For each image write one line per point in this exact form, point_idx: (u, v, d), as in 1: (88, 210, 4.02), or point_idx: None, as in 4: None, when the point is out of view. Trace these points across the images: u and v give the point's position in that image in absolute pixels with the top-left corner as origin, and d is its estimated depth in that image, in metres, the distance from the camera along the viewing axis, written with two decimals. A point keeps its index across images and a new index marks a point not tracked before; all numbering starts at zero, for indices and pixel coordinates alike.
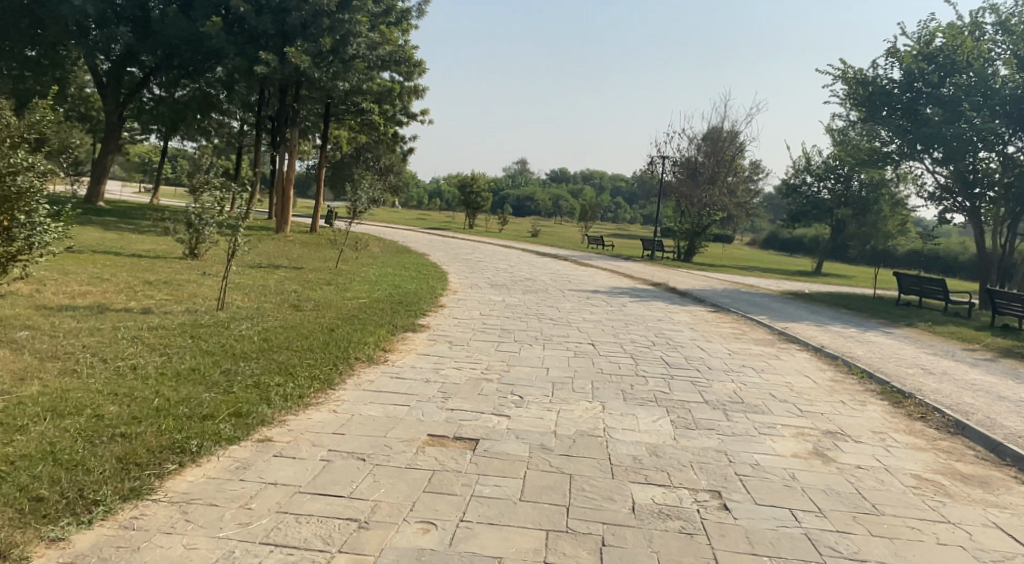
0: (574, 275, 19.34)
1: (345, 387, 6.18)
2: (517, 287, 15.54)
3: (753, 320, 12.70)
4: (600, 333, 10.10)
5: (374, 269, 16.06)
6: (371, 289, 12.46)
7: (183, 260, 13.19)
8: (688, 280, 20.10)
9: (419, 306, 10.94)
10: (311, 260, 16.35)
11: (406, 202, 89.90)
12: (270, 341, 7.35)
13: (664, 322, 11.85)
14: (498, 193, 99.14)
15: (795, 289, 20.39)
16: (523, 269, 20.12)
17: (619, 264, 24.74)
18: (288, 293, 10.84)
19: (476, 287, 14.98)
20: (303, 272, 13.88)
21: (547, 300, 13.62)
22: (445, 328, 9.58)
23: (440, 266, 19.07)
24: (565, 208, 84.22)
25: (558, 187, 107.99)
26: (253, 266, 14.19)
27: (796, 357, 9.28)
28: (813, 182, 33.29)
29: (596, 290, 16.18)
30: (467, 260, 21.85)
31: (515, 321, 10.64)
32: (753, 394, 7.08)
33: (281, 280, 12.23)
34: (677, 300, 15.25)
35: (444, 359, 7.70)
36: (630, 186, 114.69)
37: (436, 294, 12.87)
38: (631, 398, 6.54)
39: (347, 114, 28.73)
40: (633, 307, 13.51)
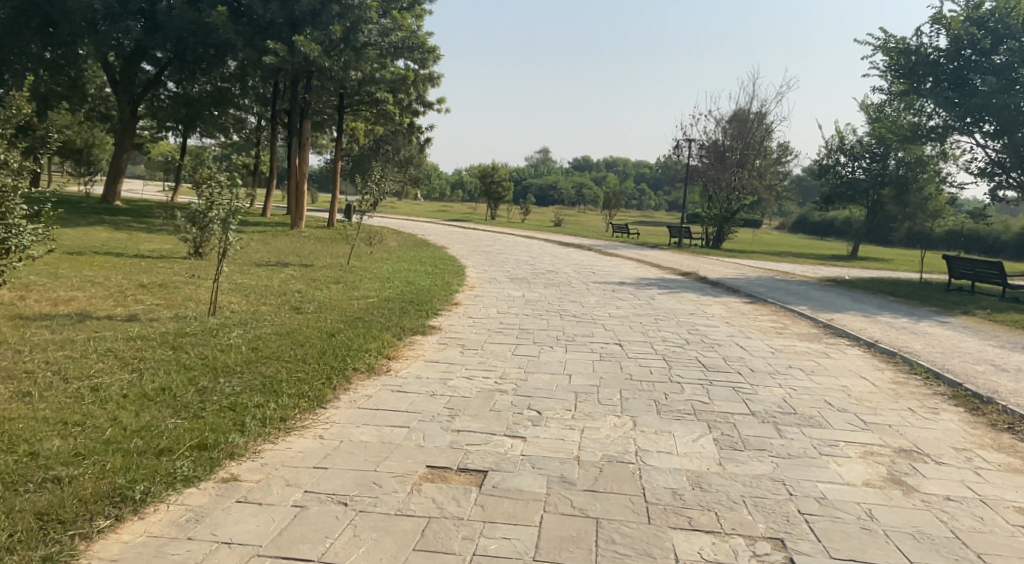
0: (598, 266, 18.47)
1: (337, 405, 5.42)
2: (537, 280, 14.72)
3: (793, 312, 11.73)
4: (627, 331, 9.24)
5: (388, 265, 15.35)
6: (382, 288, 11.75)
7: (187, 260, 12.60)
8: (719, 268, 19.11)
9: (430, 306, 10.18)
10: (323, 257, 15.68)
11: (428, 194, 89.28)
12: (260, 351, 6.62)
13: (697, 315, 10.94)
14: (520, 183, 98.13)
15: (833, 275, 19.26)
16: (545, 260, 19.31)
17: (645, 252, 23.77)
18: (291, 294, 10.14)
19: (494, 282, 14.18)
20: (310, 270, 13.22)
21: (570, 294, 12.77)
22: (457, 329, 8.80)
23: (457, 260, 18.30)
24: (588, 196, 82.98)
25: (581, 175, 106.65)
26: (260, 265, 13.55)
27: (847, 354, 8.33)
28: (847, 162, 31.92)
29: (622, 281, 15.29)
30: (487, 252, 21.08)
31: (534, 319, 9.82)
32: (807, 403, 6.17)
33: (286, 280, 11.55)
34: (709, 291, 14.32)
35: (455, 367, 6.91)
36: (654, 171, 112.80)
37: (450, 291, 12.09)
38: (665, 411, 5.68)
39: (362, 104, 28.09)
40: (662, 300, 12.61)
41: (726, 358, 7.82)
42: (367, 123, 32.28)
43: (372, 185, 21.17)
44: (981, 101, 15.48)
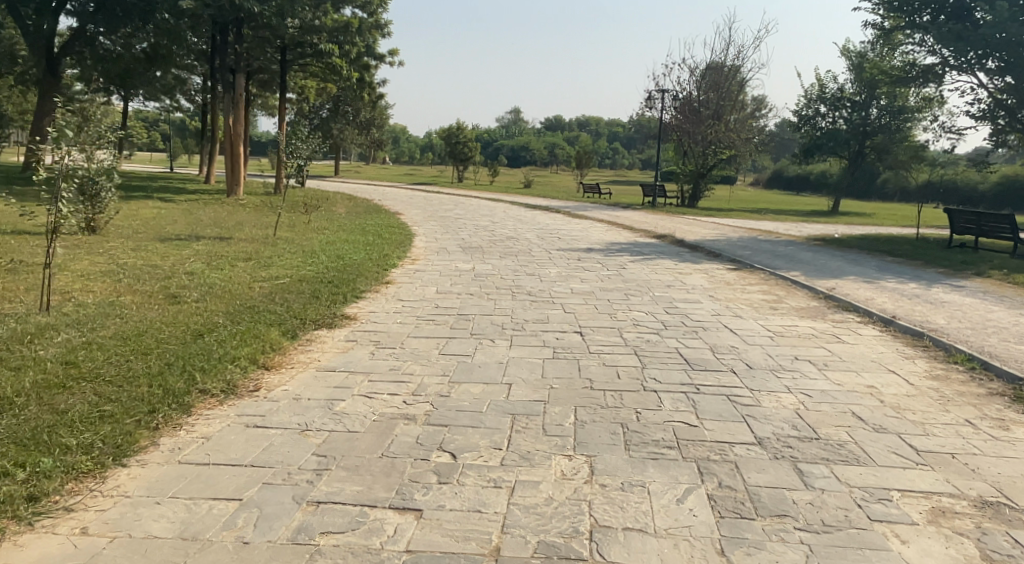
0: (564, 230, 16.72)
1: (147, 461, 3.60)
2: (492, 250, 12.86)
3: (786, 279, 10.08)
4: (591, 313, 7.48)
5: (322, 236, 13.35)
6: (304, 264, 9.84)
7: (77, 239, 10.76)
8: (696, 229, 17.46)
9: (353, 287, 8.29)
10: (246, 229, 13.66)
11: (396, 157, 86.28)
12: (77, 367, 4.76)
13: (674, 289, 9.18)
14: (491, 146, 95.52)
15: (820, 233, 17.72)
16: (506, 225, 17.53)
17: (617, 214, 22.02)
18: (182, 279, 8.24)
19: (442, 253, 12.30)
20: (222, 247, 11.25)
21: (527, 266, 10.95)
22: (377, 319, 6.97)
23: (408, 228, 16.37)
24: (560, 156, 80.48)
25: (553, 135, 103.94)
26: (164, 240, 11.59)
27: (863, 337, 6.68)
28: (827, 112, 30.09)
29: (588, 248, 13.49)
30: (444, 218, 19.17)
31: (478, 301, 8.00)
32: (830, 421, 4.46)
33: (184, 260, 9.62)
34: (687, 256, 12.65)
35: (354, 378, 5.11)
36: (628, 131, 110.42)
37: (383, 267, 10.19)
38: (638, 444, 3.97)
39: (307, 57, 25.90)
40: (635, 269, 10.86)
41: (716, 349, 6.12)
42: (315, 80, 29.82)
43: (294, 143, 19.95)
44: (986, 34, 13.76)
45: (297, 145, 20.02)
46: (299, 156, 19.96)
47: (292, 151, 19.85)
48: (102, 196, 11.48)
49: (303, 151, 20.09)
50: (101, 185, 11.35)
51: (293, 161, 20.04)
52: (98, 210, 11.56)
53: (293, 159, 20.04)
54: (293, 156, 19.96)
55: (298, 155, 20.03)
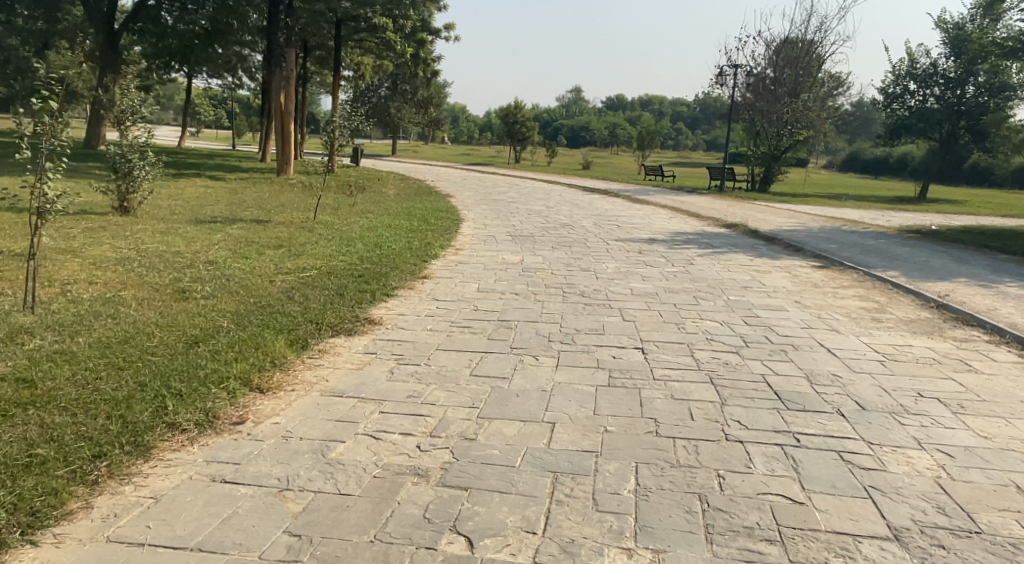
0: (624, 217, 15.51)
1: (64, 540, 2.71)
2: (545, 238, 11.82)
3: (884, 281, 8.72)
4: (655, 322, 6.38)
5: (363, 221, 12.53)
6: (337, 255, 8.99)
7: (107, 222, 10.19)
8: (770, 218, 15.99)
9: (384, 284, 7.36)
10: (286, 211, 12.95)
11: (454, 137, 85.63)
12: (31, 388, 3.94)
13: (752, 291, 7.96)
14: (549, 125, 93.86)
15: (912, 224, 15.98)
16: (562, 211, 16.43)
17: (681, 199, 20.62)
18: (200, 268, 7.46)
19: (490, 241, 11.32)
20: (256, 231, 10.52)
21: (582, 260, 9.88)
22: (405, 326, 6.02)
23: (457, 211, 15.45)
24: (621, 137, 78.16)
25: (615, 115, 101.40)
26: (197, 223, 10.94)
27: (999, 364, 5.38)
28: (917, 90, 27.83)
29: (651, 238, 12.30)
30: (497, 201, 18.18)
31: (523, 303, 6.99)
32: (989, 501, 3.28)
33: (211, 246, 8.88)
34: (763, 249, 11.33)
35: (365, 408, 4.17)
36: (692, 111, 106.80)
37: (423, 258, 9.26)
38: (724, 535, 2.90)
39: (362, 31, 25.18)
40: (704, 265, 9.65)
41: (813, 378, 4.95)
42: (370, 57, 29.16)
43: (339, 117, 18.78)
44: None
45: (342, 119, 18.83)
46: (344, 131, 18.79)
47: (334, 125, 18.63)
48: (136, 173, 10.88)
49: (346, 127, 18.91)
50: (134, 163, 10.77)
51: (338, 136, 18.82)
52: (132, 190, 10.98)
53: (337, 135, 18.82)
54: (338, 130, 18.70)
55: (343, 127, 18.82)
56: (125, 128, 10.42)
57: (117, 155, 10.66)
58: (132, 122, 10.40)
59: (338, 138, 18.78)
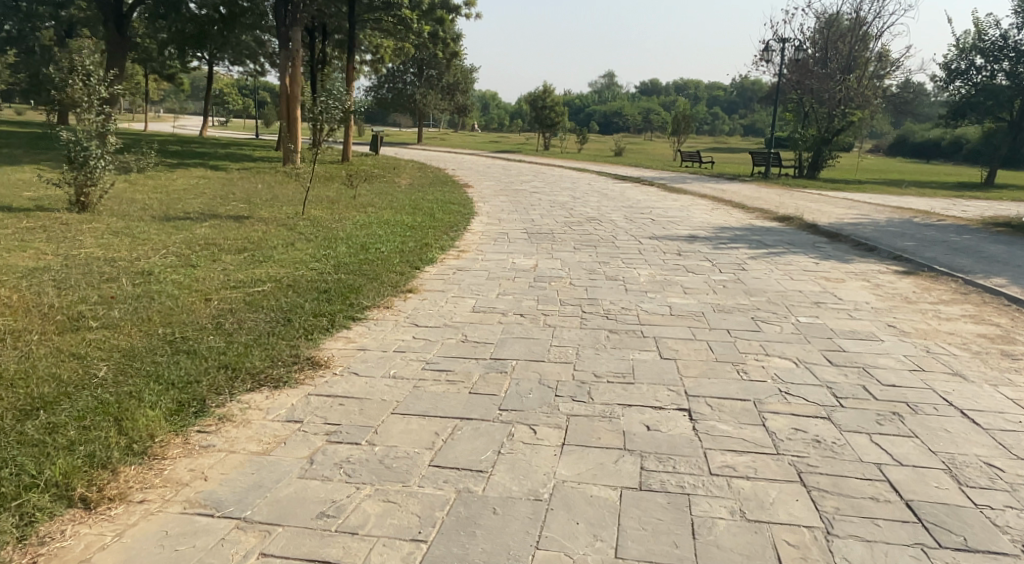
0: (660, 209, 13.77)
1: None
2: (567, 237, 10.17)
3: (996, 293, 6.85)
4: (705, 364, 4.65)
5: (358, 216, 10.97)
6: (310, 261, 7.42)
7: (55, 219, 8.77)
8: (828, 208, 14.06)
9: (350, 306, 5.78)
10: (275, 207, 11.43)
11: (485, 124, 83.90)
12: None
13: (828, 310, 6.21)
14: (582, 111, 91.57)
15: (995, 215, 13.89)
16: (590, 202, 14.74)
17: (724, 187, 18.68)
18: (123, 282, 5.91)
19: (503, 241, 9.68)
20: (226, 230, 9.05)
21: (609, 265, 8.20)
22: (361, 370, 4.39)
23: (472, 203, 13.82)
24: (655, 122, 75.40)
25: (650, 100, 98.47)
26: (163, 221, 9.50)
27: None
28: (985, 65, 25.26)
29: (691, 235, 10.55)
30: (518, 192, 16.51)
31: (528, 332, 5.34)
32: None
33: (158, 253, 7.34)
34: (828, 248, 9.51)
35: (239, 544, 2.55)
36: (731, 96, 103.03)
37: (414, 263, 7.67)
38: None
39: (377, 10, 23.62)
40: (760, 270, 7.90)
41: (958, 474, 3.20)
42: (390, 39, 27.52)
43: (332, 99, 15.77)
44: None
45: (336, 101, 15.85)
46: (332, 116, 15.73)
47: (324, 109, 15.60)
48: (93, 165, 9.46)
49: (338, 111, 15.95)
50: (90, 153, 9.41)
51: (332, 120, 15.92)
52: (90, 182, 9.54)
53: (329, 120, 15.85)
54: (331, 115, 15.75)
55: (337, 110, 15.88)
56: (81, 111, 9.23)
57: (70, 142, 9.34)
58: (88, 104, 9.20)
59: (332, 123, 15.90)
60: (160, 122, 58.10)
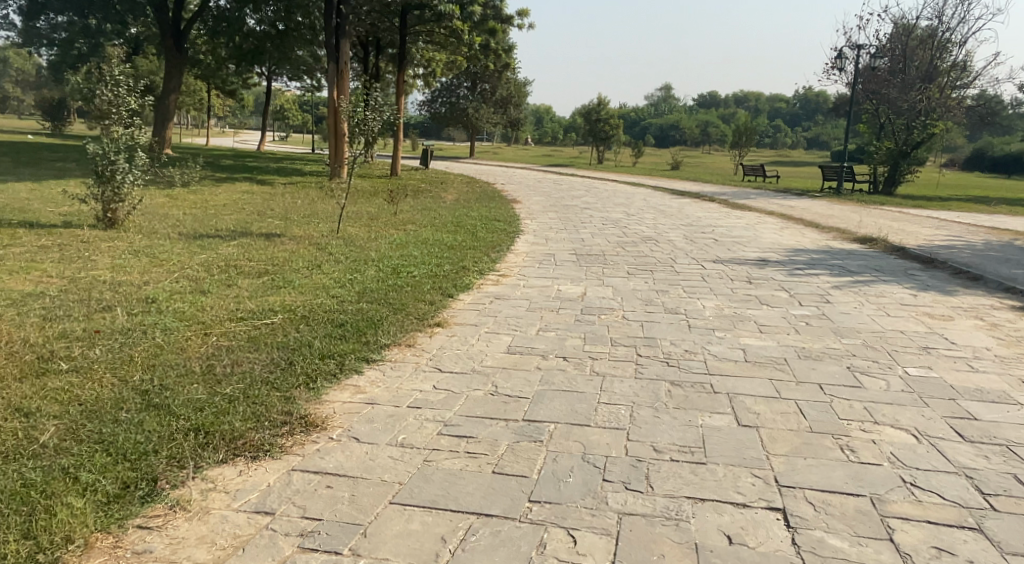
0: (723, 227, 12.68)
1: None
2: (620, 259, 9.23)
3: None
4: (796, 438, 3.66)
5: (395, 235, 10.28)
6: (334, 288, 6.69)
7: (77, 237, 8.31)
8: (913, 228, 12.70)
9: (366, 345, 5.00)
10: (311, 224, 10.86)
11: (538, 138, 83.29)
12: None
13: (941, 359, 5.10)
14: (639, 124, 90.06)
15: None
16: (646, 219, 13.75)
17: (793, 204, 17.37)
18: (117, 312, 5.26)
19: (549, 264, 8.80)
20: (251, 250, 8.44)
21: (668, 295, 7.22)
22: (364, 434, 3.57)
23: (519, 220, 13.02)
24: (714, 135, 73.42)
25: (709, 113, 96.20)
26: (190, 239, 8.97)
27: None
28: None
29: (760, 259, 9.47)
30: (569, 208, 15.62)
31: (572, 384, 4.44)
32: None
33: (171, 276, 6.71)
34: (922, 276, 8.31)
35: None
36: (793, 108, 99.89)
37: (446, 290, 6.89)
38: None
39: (428, 22, 23.22)
40: (846, 305, 6.79)
41: None
42: (443, 53, 27.02)
43: (370, 110, 14.28)
44: None
45: (374, 113, 14.35)
46: (370, 129, 14.26)
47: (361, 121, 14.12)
48: (120, 180, 8.99)
49: (377, 123, 14.49)
50: (117, 166, 8.96)
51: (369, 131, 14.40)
52: (117, 198, 9.10)
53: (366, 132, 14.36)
54: (369, 127, 14.25)
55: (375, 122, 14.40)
56: (111, 123, 8.82)
57: (97, 155, 8.93)
58: (117, 114, 8.79)
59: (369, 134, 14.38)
60: (222, 137, 59.47)
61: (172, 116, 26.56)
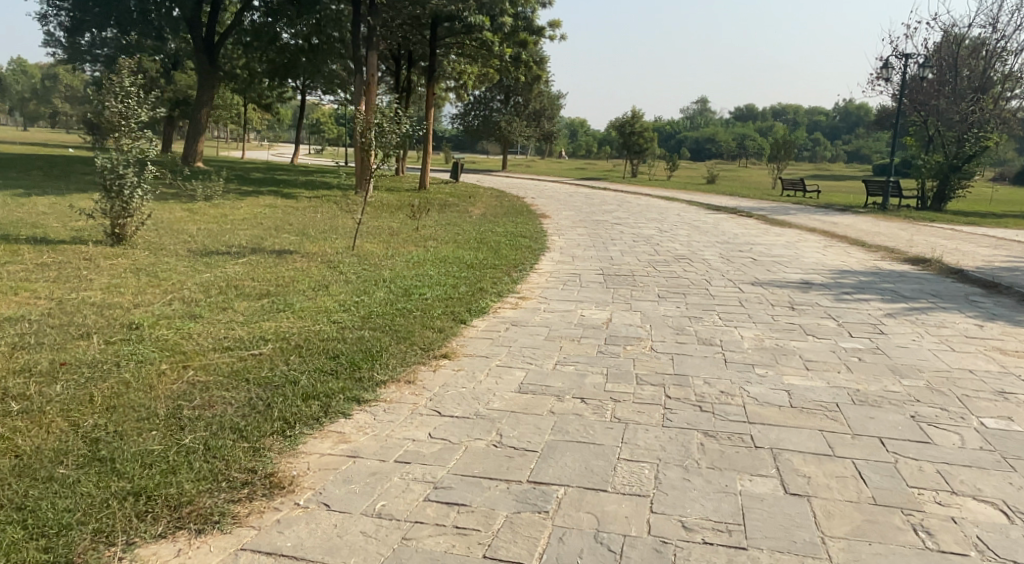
0: (762, 245, 11.96)
1: None
2: (650, 280, 8.61)
3: None
4: (857, 515, 3.02)
5: (413, 252, 9.80)
6: (337, 311, 6.20)
7: (81, 253, 8.00)
8: (970, 248, 11.83)
9: (359, 380, 4.47)
10: (327, 240, 10.45)
11: (572, 151, 82.81)
12: None
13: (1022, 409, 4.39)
14: (674, 137, 89.00)
15: None
16: (679, 236, 13.09)
17: (836, 220, 16.52)
18: (94, 340, 4.82)
19: (573, 285, 8.21)
20: (259, 268, 8.04)
21: (702, 322, 6.58)
22: (338, 499, 3.02)
23: (545, 237, 12.47)
24: (752, 149, 72.10)
25: (746, 126, 94.65)
26: (198, 256, 8.61)
27: None
28: None
29: (803, 281, 8.76)
30: (599, 224, 15.02)
31: (588, 435, 3.84)
32: None
33: (167, 297, 6.29)
34: (986, 303, 7.53)
35: None
36: (834, 121, 97.80)
37: (458, 315, 6.36)
38: None
39: (457, 35, 22.96)
40: (903, 338, 6.08)
41: None
42: (475, 66, 26.69)
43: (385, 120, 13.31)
44: None
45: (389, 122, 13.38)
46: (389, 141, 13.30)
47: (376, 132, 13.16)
48: (128, 194, 8.71)
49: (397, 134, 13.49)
50: (125, 180, 8.68)
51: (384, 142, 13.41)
52: (125, 212, 8.79)
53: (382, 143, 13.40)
54: (385, 137, 13.27)
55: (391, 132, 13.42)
56: (120, 135, 8.54)
57: (105, 168, 8.63)
58: (127, 126, 8.51)
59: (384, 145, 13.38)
60: (259, 150, 60.23)
61: (203, 129, 26.68)
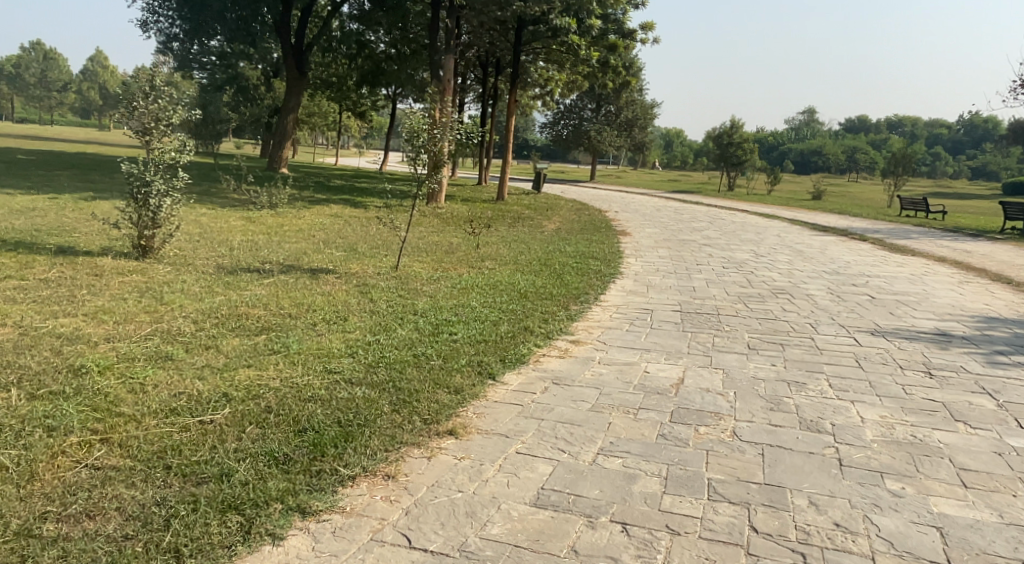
0: (880, 279, 10.07)
1: None
2: (739, 323, 7.06)
3: None
4: None
5: (463, 274, 8.65)
6: (340, 356, 5.04)
7: (97, 268, 7.30)
8: None
9: (317, 474, 3.28)
10: (374, 257, 9.42)
11: (666, 162, 80.33)
12: None
13: None
14: (775, 149, 84.83)
15: None
16: (777, 263, 11.35)
17: (969, 247, 14.22)
18: (14, 395, 3.84)
19: (641, 326, 6.76)
20: (279, 291, 7.04)
21: (806, 391, 5.00)
22: None
23: (621, 259, 11.03)
24: (863, 163, 67.60)
25: (855, 139, 89.02)
26: (224, 273, 7.75)
27: None
28: None
29: (938, 332, 6.94)
30: (685, 244, 13.44)
31: None
32: None
33: (149, 328, 5.33)
34: None
35: None
36: (956, 134, 90.54)
37: (485, 370, 5.03)
38: None
39: (544, 38, 21.77)
40: None
41: None
42: (563, 73, 25.52)
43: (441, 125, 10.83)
44: None
45: (448, 128, 10.93)
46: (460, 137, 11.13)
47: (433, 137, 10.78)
48: (155, 204, 7.98)
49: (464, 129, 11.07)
50: (152, 189, 7.97)
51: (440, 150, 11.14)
52: (153, 224, 8.07)
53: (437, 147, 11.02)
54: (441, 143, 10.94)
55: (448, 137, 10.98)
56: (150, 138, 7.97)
57: (132, 175, 7.97)
58: (158, 129, 7.92)
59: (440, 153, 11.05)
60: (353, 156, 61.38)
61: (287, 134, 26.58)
